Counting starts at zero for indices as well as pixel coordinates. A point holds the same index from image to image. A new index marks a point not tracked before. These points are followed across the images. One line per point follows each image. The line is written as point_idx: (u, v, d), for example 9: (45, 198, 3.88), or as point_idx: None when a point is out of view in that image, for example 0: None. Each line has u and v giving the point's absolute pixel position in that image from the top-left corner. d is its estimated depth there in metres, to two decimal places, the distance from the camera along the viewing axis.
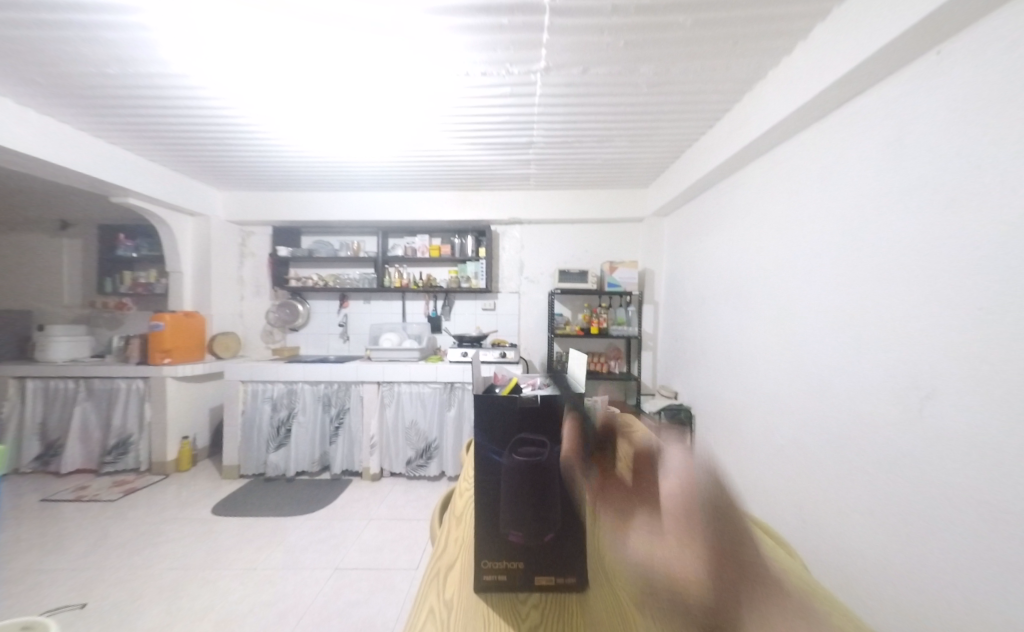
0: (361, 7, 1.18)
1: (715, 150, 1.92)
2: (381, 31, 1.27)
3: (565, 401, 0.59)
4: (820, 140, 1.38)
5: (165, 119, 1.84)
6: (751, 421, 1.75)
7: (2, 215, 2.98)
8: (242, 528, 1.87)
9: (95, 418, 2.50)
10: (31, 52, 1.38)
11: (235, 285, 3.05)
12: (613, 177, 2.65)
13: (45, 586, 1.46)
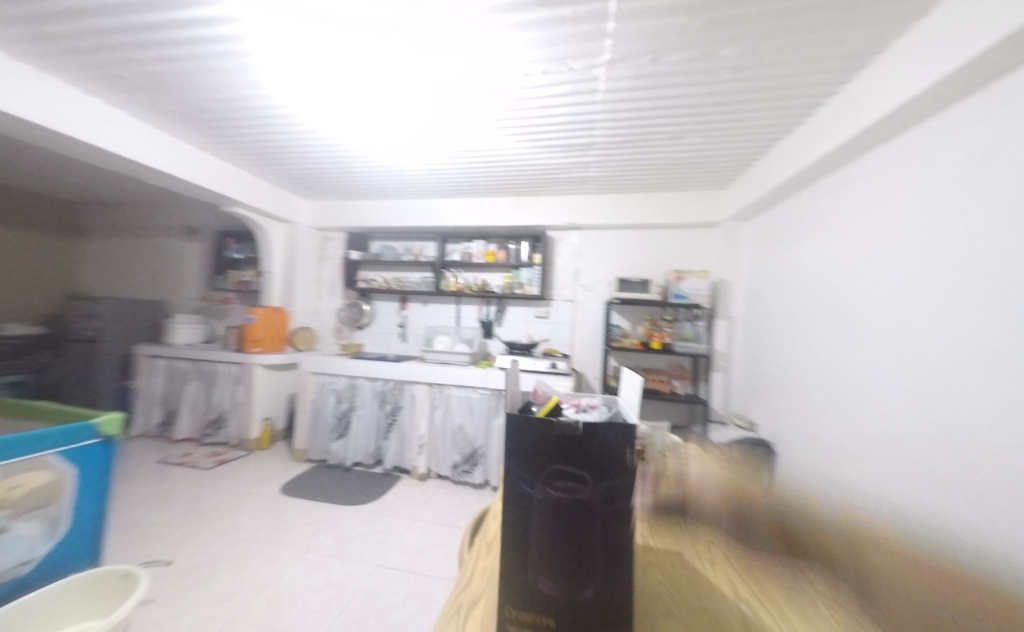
0: (359, 8, 1.18)
1: (814, 140, 1.63)
2: (381, 30, 1.27)
3: (613, 431, 0.50)
4: (969, 120, 1.08)
5: (264, 135, 2.10)
6: (856, 470, 1.42)
7: (153, 224, 3.71)
8: (303, 510, 2.02)
9: (202, 395, 2.95)
10: (169, 85, 1.66)
11: (313, 285, 3.39)
12: (684, 178, 2.42)
13: (150, 538, 1.71)
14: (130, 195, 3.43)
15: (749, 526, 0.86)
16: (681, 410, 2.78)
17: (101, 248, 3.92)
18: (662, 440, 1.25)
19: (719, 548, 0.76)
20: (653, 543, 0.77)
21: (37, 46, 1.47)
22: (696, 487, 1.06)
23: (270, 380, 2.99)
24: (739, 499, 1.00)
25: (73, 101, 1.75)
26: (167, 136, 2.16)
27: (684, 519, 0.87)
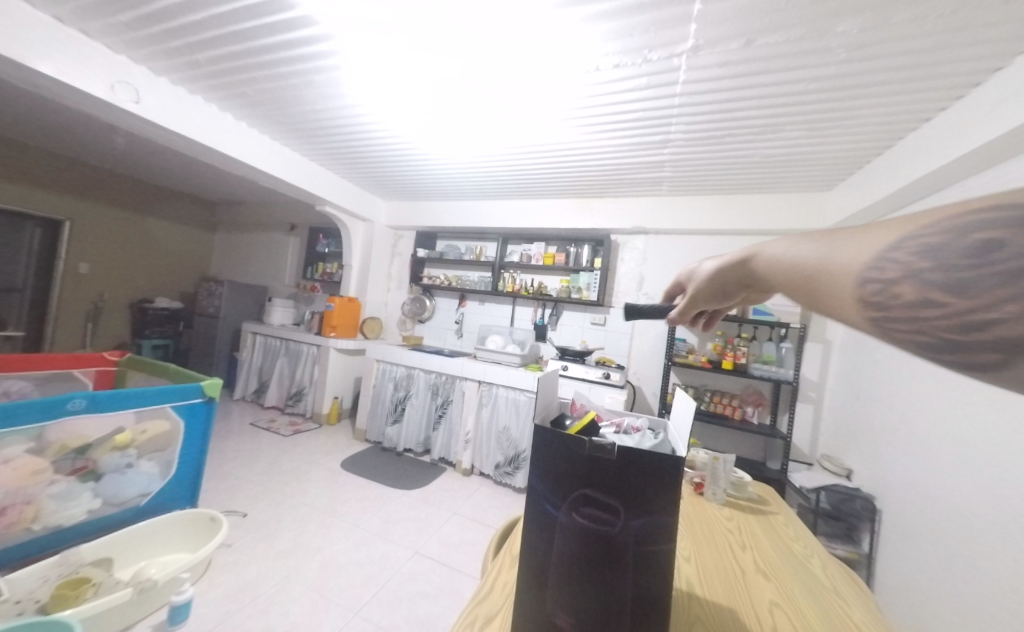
0: (356, 8, 1.26)
1: (962, 130, 1.30)
2: (378, 28, 1.34)
3: (656, 461, 0.44)
4: None
5: (352, 141, 2.33)
6: (1002, 555, 1.09)
7: (264, 221, 4.37)
8: (357, 486, 2.19)
9: (287, 371, 3.39)
10: (280, 99, 1.93)
11: (384, 279, 3.68)
12: (775, 178, 2.12)
13: (236, 489, 2.00)
14: (249, 197, 4.08)
15: (830, 594, 0.69)
16: (755, 442, 2.44)
17: (227, 241, 4.73)
18: (726, 475, 1.06)
19: (787, 614, 0.63)
20: (702, 592, 0.66)
21: (186, 72, 1.81)
22: (764, 534, 0.90)
23: (341, 363, 3.32)
24: (820, 559, 0.82)
25: (212, 118, 2.13)
26: (276, 145, 2.51)
27: (743, 571, 0.74)
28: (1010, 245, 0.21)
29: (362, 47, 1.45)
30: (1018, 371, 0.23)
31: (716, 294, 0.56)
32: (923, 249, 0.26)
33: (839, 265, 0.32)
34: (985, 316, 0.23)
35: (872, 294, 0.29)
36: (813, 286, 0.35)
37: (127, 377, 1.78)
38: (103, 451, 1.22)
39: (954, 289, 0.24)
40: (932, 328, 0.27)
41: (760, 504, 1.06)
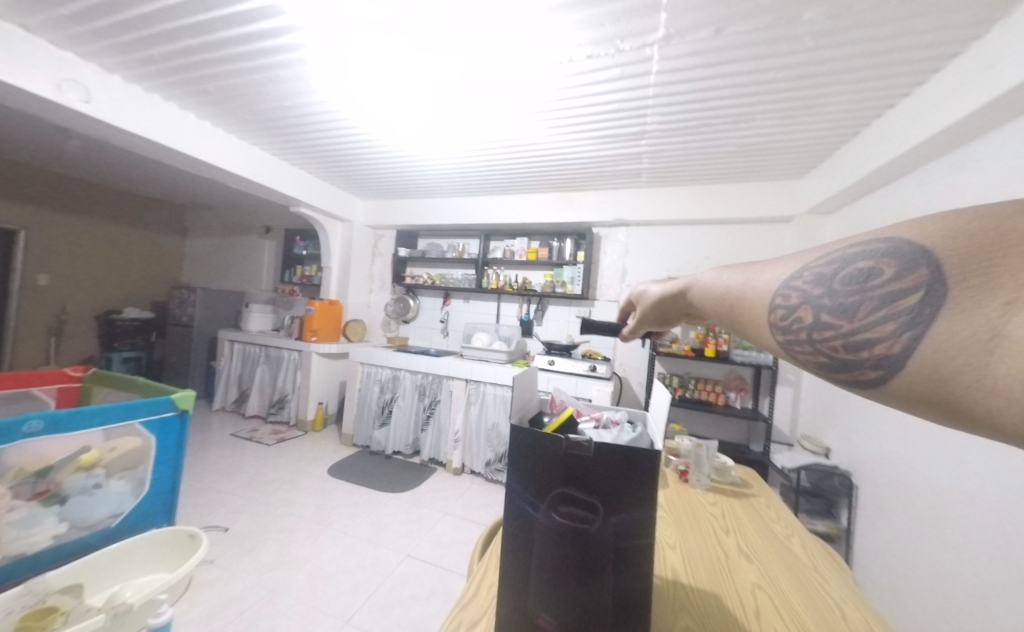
0: (356, 9, 1.24)
1: (925, 114, 1.34)
2: (380, 29, 1.32)
3: (633, 456, 0.43)
4: None
5: (325, 139, 2.25)
6: (969, 522, 1.15)
7: (239, 224, 4.21)
8: (345, 491, 2.16)
9: (268, 378, 3.30)
10: (246, 95, 1.84)
11: (365, 281, 3.60)
12: (751, 166, 2.15)
13: (217, 503, 1.93)
14: (220, 199, 3.92)
15: (810, 572, 0.71)
16: (738, 427, 2.50)
17: (199, 246, 4.55)
18: (710, 461, 1.08)
19: (770, 595, 0.64)
20: (688, 579, 0.67)
21: (141, 69, 1.71)
22: (746, 517, 0.91)
23: (324, 367, 3.24)
24: (800, 538, 0.84)
25: (174, 117, 2.03)
26: (244, 144, 2.41)
27: (727, 555, 0.75)
28: (884, 273, 0.27)
29: (328, 40, 1.39)
30: (892, 387, 0.26)
31: (661, 320, 0.62)
32: (814, 278, 0.32)
33: (753, 291, 0.37)
34: (866, 334, 0.27)
35: (781, 318, 0.34)
36: (735, 312, 0.40)
37: (92, 393, 1.69)
38: (68, 472, 1.15)
39: (844, 313, 0.29)
40: (828, 349, 0.30)
41: (743, 488, 1.08)
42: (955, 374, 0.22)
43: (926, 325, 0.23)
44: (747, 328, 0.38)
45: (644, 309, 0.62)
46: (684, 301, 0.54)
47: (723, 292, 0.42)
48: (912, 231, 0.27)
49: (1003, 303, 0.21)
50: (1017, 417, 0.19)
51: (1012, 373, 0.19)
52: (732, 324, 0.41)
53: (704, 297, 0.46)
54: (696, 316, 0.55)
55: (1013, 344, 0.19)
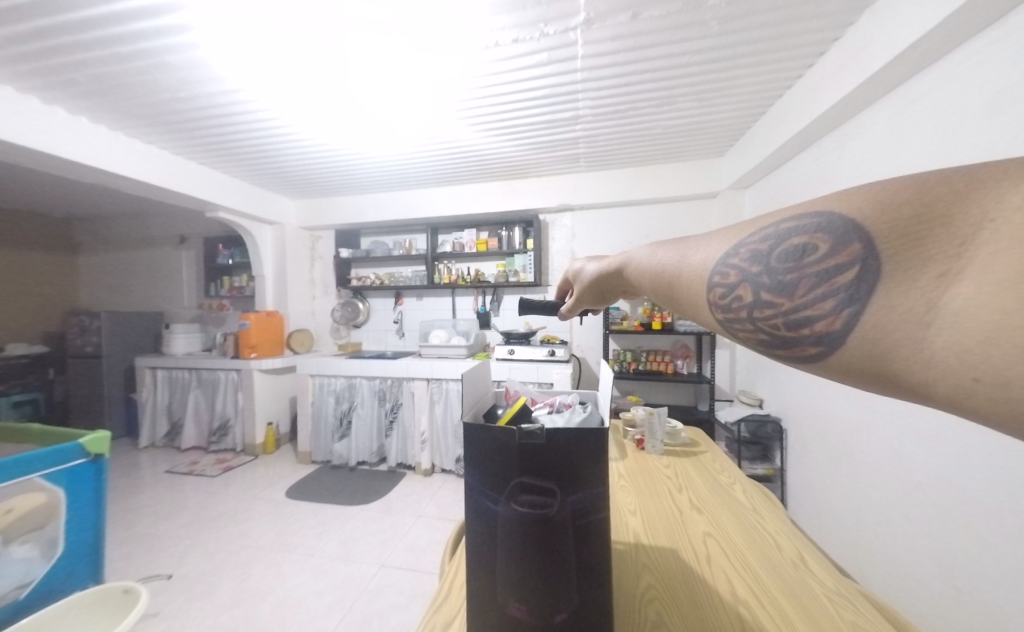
0: (361, 8, 1.19)
1: (817, 94, 1.50)
2: (384, 30, 1.28)
3: (583, 436, 0.44)
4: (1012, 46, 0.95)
5: (240, 135, 2.03)
6: (871, 446, 1.36)
7: (146, 235, 3.70)
8: (308, 512, 2.03)
9: (204, 404, 2.99)
10: (133, 85, 1.59)
11: (306, 286, 3.34)
12: (678, 148, 2.29)
13: (157, 550, 1.73)
14: (117, 207, 3.40)
15: (750, 513, 0.80)
16: (687, 391, 2.71)
17: (97, 263, 3.93)
18: (662, 427, 1.16)
19: (719, 539, 0.71)
20: (649, 539, 0.71)
21: None
22: (697, 474, 1.00)
23: (269, 385, 3.00)
24: (741, 485, 0.93)
25: (37, 112, 1.69)
26: (138, 142, 2.10)
27: (681, 511, 0.82)
28: (818, 250, 0.29)
29: (227, 23, 1.25)
30: (829, 360, 0.29)
31: (598, 297, 0.64)
32: (752, 255, 0.34)
33: (691, 269, 0.40)
34: (806, 312, 0.29)
35: (721, 297, 0.35)
36: (675, 292, 0.42)
37: None
38: None
39: (783, 291, 0.31)
40: (769, 326, 0.32)
41: (692, 447, 1.18)
42: (893, 348, 0.25)
43: (864, 301, 0.26)
44: (684, 304, 0.41)
45: (582, 286, 0.65)
46: (619, 279, 0.57)
47: (662, 270, 0.44)
48: (842, 204, 0.29)
49: (934, 276, 0.24)
50: (952, 385, 0.22)
51: (950, 347, 0.22)
52: (670, 302, 0.43)
53: (641, 275, 0.48)
54: (632, 292, 0.58)
55: (948, 317, 0.22)
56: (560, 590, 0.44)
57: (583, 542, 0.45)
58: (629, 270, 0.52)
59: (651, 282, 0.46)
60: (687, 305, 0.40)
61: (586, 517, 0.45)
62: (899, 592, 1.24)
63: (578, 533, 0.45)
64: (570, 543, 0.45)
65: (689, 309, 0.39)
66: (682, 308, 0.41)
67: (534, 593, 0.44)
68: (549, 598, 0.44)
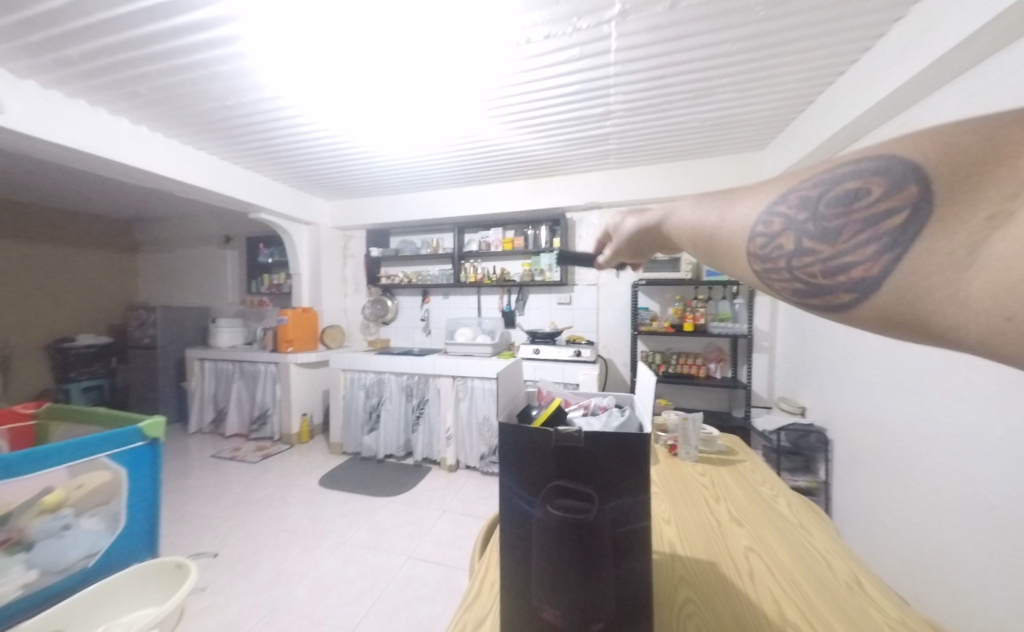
0: (356, 8, 1.20)
1: (872, 80, 1.38)
2: (378, 30, 1.29)
3: (622, 442, 0.43)
4: None
5: (280, 139, 2.13)
6: (934, 463, 1.24)
7: (196, 235, 3.98)
8: (339, 501, 2.11)
9: (246, 394, 3.18)
10: (185, 95, 1.70)
11: (339, 285, 3.47)
12: (714, 142, 2.19)
13: (203, 530, 1.85)
14: (171, 210, 3.67)
15: (796, 529, 0.75)
16: (720, 395, 2.60)
17: (154, 262, 4.27)
18: (696, 433, 1.11)
19: (760, 554, 0.67)
20: (684, 550, 0.69)
21: (57, 72, 1.54)
22: (735, 484, 0.95)
23: (304, 378, 3.14)
24: (785, 498, 0.88)
25: (103, 123, 1.85)
26: (190, 149, 2.25)
27: (719, 522, 0.78)
28: (871, 194, 0.27)
29: (271, 34, 1.31)
30: (862, 309, 0.27)
31: (636, 251, 0.62)
32: (800, 201, 0.30)
33: (730, 224, 0.36)
34: (845, 259, 0.27)
35: (760, 247, 0.33)
36: (713, 247, 0.39)
37: (44, 431, 1.55)
38: (30, 516, 1.05)
39: (826, 238, 0.29)
40: (806, 276, 0.30)
41: (730, 456, 1.12)
42: (928, 294, 0.23)
43: (906, 244, 0.23)
44: (722, 260, 0.38)
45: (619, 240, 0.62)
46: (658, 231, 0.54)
47: (702, 220, 0.41)
48: (907, 145, 0.25)
49: (985, 219, 0.21)
50: (983, 327, 0.20)
51: (984, 286, 0.19)
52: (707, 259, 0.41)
53: (678, 227, 0.45)
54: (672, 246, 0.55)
55: (989, 257, 0.20)
56: (596, 598, 0.43)
57: (620, 551, 0.44)
58: (667, 223, 0.49)
59: (687, 234, 0.43)
60: (725, 256, 0.37)
61: (623, 525, 0.44)
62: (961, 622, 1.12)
63: (615, 542, 0.44)
64: (607, 550, 0.43)
65: (725, 262, 0.37)
66: (718, 261, 0.38)
67: (569, 600, 0.43)
68: (586, 605, 0.43)
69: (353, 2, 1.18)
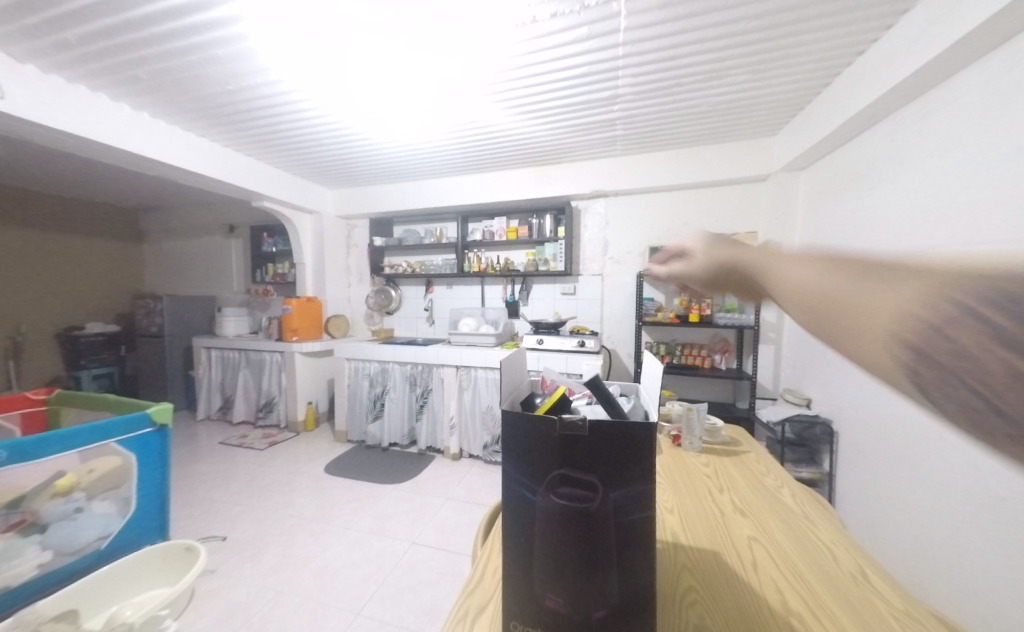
0: (356, 9, 1.25)
1: (892, 60, 1.32)
2: (378, 19, 1.29)
3: (628, 430, 0.42)
4: None
5: (281, 125, 2.10)
6: (940, 456, 1.23)
7: (200, 224, 3.98)
8: (344, 487, 2.15)
9: (253, 383, 3.22)
10: (184, 80, 1.67)
11: (343, 274, 3.47)
12: (725, 127, 2.13)
13: (212, 514, 1.89)
14: (175, 198, 3.66)
15: (801, 520, 0.74)
16: (724, 386, 2.58)
17: (160, 251, 4.29)
18: (701, 423, 1.10)
19: (764, 545, 0.66)
20: (687, 539, 0.69)
21: (55, 56, 1.52)
22: (739, 475, 0.94)
23: (309, 367, 3.17)
24: (789, 488, 0.88)
25: (105, 109, 1.83)
26: (192, 135, 2.23)
27: (723, 513, 0.77)
28: None
29: (272, 15, 1.28)
30: None
31: (710, 280, 0.51)
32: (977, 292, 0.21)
33: (873, 301, 0.28)
34: None
35: (919, 339, 0.24)
36: (844, 322, 0.30)
37: (55, 416, 1.57)
38: (44, 499, 1.08)
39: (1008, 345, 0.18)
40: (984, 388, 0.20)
41: (733, 446, 1.12)
42: None
43: None
44: (862, 346, 0.29)
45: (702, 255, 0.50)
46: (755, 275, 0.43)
47: (837, 288, 0.31)
48: None
49: None
50: None
51: None
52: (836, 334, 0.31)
53: (796, 279, 0.35)
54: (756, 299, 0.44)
55: None
56: (600, 587, 0.43)
57: (625, 541, 0.43)
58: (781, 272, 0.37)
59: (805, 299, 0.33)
60: (868, 342, 0.28)
61: (628, 515, 0.43)
62: (963, 613, 1.12)
63: (619, 532, 0.43)
64: (611, 539, 0.43)
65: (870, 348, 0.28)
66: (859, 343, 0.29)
67: (573, 588, 0.43)
68: (589, 593, 0.43)
69: (353, 3, 1.23)
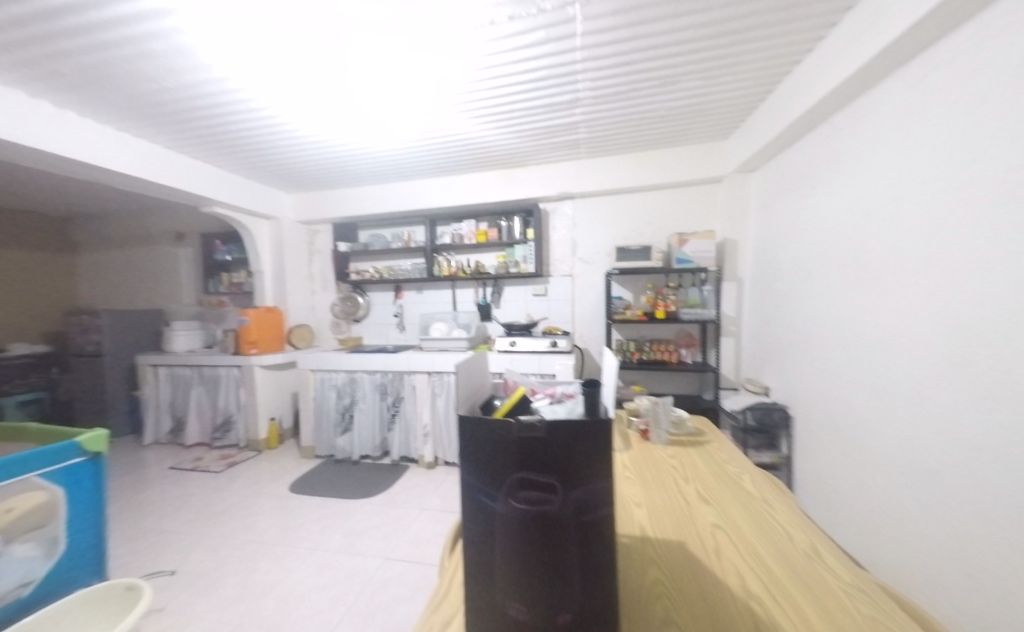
0: (363, 11, 1.23)
1: (827, 67, 1.43)
2: (390, 34, 1.34)
3: (585, 427, 0.41)
4: None
5: (233, 126, 1.98)
6: (884, 432, 1.33)
7: (143, 233, 3.68)
8: (312, 506, 2.04)
9: (207, 401, 3.00)
10: (116, 75, 1.53)
11: (306, 281, 3.31)
12: (682, 131, 2.23)
13: (161, 547, 1.73)
14: (113, 204, 3.36)
15: (758, 504, 0.77)
16: (690, 379, 2.69)
17: (96, 262, 3.92)
18: (666, 416, 1.13)
19: (726, 532, 0.68)
20: (654, 532, 0.69)
21: None
22: (703, 464, 0.97)
23: (271, 380, 2.99)
24: (749, 474, 0.91)
25: (23, 107, 1.65)
26: (129, 136, 2.05)
27: (688, 502, 0.79)
28: None
29: (222, 12, 1.21)
30: None
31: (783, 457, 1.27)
32: None
33: None
34: None
35: None
36: None
37: None
38: None
39: None
40: None
41: (698, 436, 1.15)
42: None
43: None
44: None
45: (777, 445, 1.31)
46: None
47: None
48: None
49: None
50: None
51: None
52: None
53: None
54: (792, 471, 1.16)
55: None
56: (563, 592, 0.41)
57: (587, 542, 0.43)
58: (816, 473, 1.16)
59: None
60: None
61: (589, 515, 0.43)
62: (908, 578, 1.21)
63: (581, 532, 0.42)
64: (573, 540, 0.42)
65: None
66: None
67: (536, 594, 0.41)
68: (552, 598, 0.41)
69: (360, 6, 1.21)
